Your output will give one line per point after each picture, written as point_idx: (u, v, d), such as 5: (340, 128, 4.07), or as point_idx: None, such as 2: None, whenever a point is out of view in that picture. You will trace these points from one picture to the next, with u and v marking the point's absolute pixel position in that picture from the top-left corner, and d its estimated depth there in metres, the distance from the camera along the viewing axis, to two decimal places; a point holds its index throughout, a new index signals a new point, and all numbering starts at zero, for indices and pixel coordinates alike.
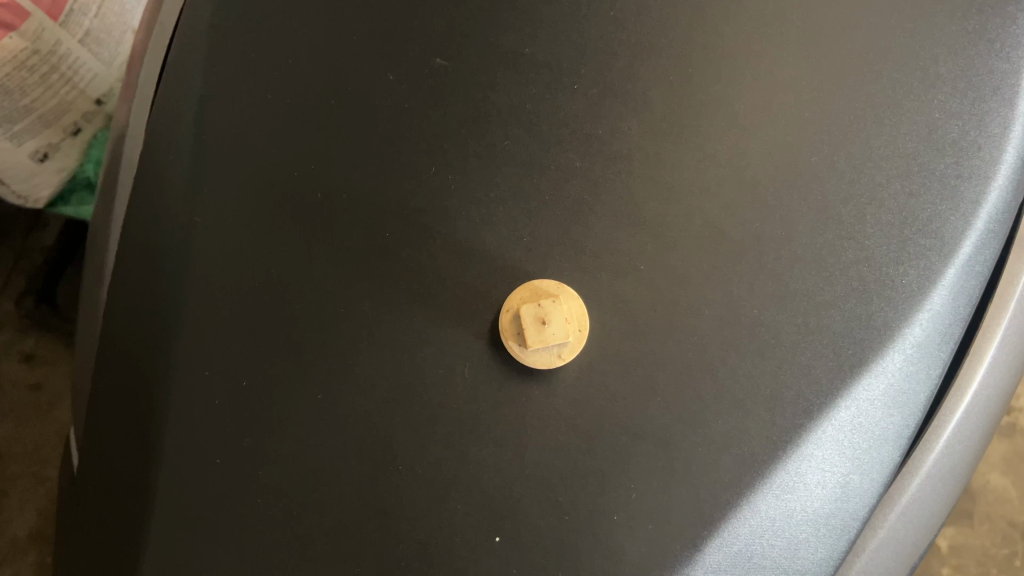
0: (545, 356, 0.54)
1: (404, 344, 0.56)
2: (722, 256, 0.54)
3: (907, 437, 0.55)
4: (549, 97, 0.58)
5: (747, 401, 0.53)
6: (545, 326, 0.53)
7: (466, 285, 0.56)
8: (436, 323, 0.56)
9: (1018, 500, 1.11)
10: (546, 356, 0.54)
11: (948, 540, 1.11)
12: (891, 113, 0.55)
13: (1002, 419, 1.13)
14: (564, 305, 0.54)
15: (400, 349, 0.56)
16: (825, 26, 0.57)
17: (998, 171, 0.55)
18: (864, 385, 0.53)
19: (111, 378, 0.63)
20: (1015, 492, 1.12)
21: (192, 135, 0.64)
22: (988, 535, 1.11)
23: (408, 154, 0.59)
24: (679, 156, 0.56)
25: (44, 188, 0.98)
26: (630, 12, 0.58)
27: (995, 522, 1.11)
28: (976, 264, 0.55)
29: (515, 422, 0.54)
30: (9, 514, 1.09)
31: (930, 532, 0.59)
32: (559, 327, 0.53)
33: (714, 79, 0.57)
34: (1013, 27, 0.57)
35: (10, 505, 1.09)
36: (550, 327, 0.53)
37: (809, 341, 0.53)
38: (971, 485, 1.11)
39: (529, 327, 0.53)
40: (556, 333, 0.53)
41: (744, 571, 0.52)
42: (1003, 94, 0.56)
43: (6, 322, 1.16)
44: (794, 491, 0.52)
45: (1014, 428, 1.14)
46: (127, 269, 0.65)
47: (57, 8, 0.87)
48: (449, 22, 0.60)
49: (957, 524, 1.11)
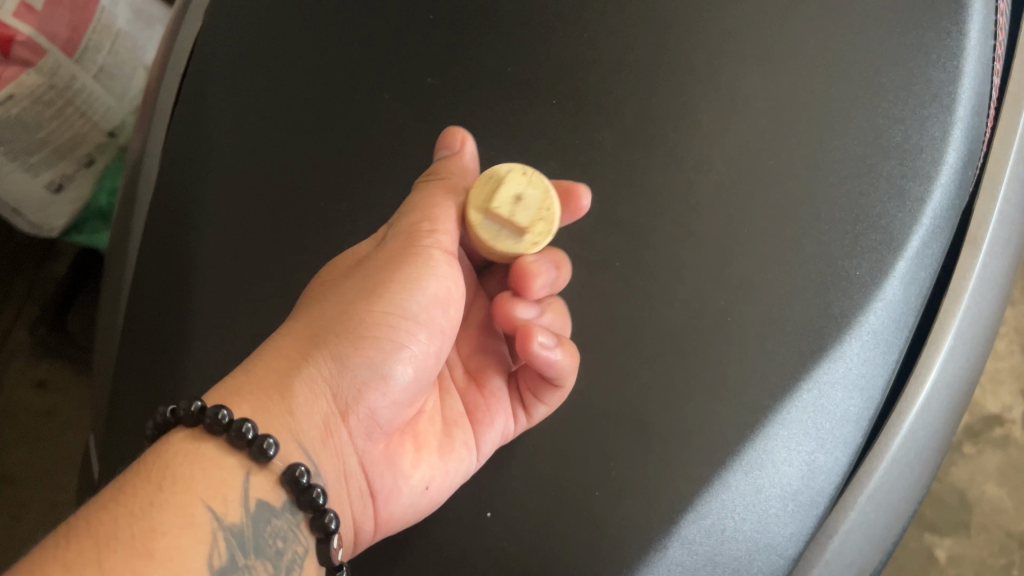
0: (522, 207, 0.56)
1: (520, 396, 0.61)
2: (690, 248, 0.61)
3: (860, 437, 0.59)
4: (529, 112, 0.67)
5: (667, 455, 0.57)
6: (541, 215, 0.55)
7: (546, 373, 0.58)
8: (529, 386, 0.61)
9: (1016, 510, 1.00)
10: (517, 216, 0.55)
11: (946, 551, 0.99)
12: (841, 121, 0.62)
13: (997, 431, 1.05)
14: (506, 237, 0.55)
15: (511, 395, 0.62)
16: (770, 46, 0.65)
17: (939, 171, 0.61)
18: (739, 478, 0.56)
19: (134, 378, 0.67)
20: (1011, 501, 1.01)
21: (210, 155, 0.71)
22: (985, 544, 0.99)
23: (405, 165, 0.67)
24: (650, 163, 0.64)
25: (57, 217, 1.02)
26: (601, 34, 0.68)
27: (992, 531, 1.00)
28: (925, 256, 0.60)
29: (520, 464, 0.58)
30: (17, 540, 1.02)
31: (892, 528, 0.64)
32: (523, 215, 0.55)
33: (677, 91, 0.66)
34: (950, 40, 0.63)
35: (19, 530, 1.03)
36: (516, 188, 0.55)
37: (692, 443, 0.57)
38: (968, 494, 1.02)
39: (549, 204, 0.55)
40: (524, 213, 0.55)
41: (718, 542, 0.56)
42: (942, 101, 0.62)
43: (20, 353, 1.13)
44: (762, 469, 0.57)
45: (1008, 439, 1.05)
46: (144, 282, 0.70)
47: (71, 45, 0.92)
48: (438, 48, 0.70)
49: (955, 537, 1.00)
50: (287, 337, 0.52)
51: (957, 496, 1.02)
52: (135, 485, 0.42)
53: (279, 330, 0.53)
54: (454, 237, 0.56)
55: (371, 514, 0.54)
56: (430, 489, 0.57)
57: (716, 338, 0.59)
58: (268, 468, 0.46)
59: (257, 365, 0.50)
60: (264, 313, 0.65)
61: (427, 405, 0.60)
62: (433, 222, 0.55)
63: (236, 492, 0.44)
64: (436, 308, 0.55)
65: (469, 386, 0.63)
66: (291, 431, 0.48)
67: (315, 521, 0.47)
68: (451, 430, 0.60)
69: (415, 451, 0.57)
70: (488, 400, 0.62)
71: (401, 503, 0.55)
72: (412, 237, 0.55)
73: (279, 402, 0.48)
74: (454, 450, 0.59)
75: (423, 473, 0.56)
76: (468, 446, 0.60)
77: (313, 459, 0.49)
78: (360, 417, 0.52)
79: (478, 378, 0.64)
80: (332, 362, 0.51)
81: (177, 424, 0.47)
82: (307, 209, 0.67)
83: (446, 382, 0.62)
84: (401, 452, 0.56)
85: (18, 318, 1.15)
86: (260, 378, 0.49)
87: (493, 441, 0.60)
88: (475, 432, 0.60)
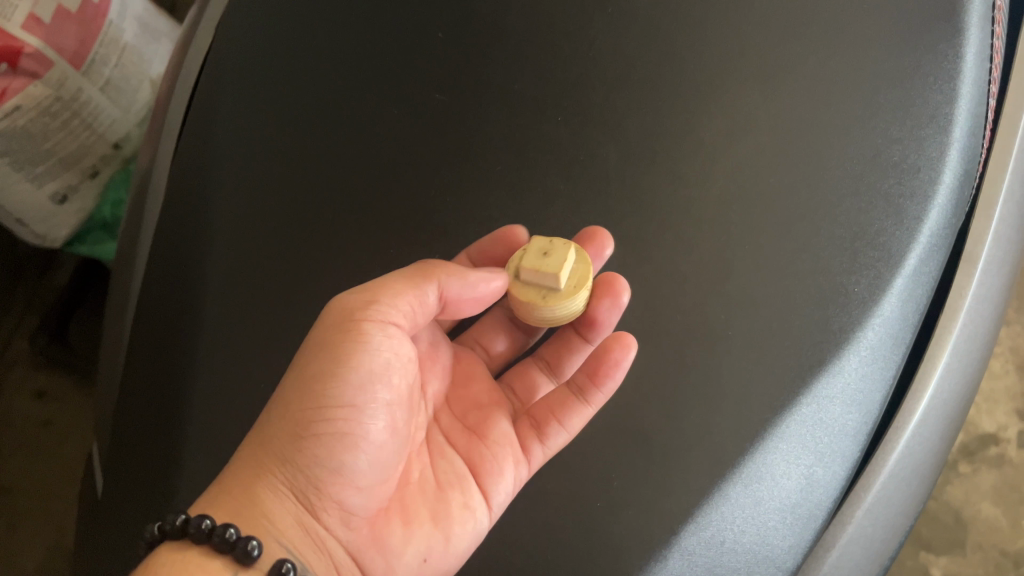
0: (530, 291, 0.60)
1: (536, 428, 0.60)
2: (693, 262, 0.62)
3: (857, 452, 0.60)
4: (536, 128, 0.68)
5: (669, 466, 0.58)
6: (557, 288, 0.59)
7: (577, 392, 0.60)
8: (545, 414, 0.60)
9: (1011, 529, 1.01)
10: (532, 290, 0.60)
11: (942, 570, 1.00)
12: (839, 140, 0.64)
13: (991, 450, 1.06)
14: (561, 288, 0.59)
15: (524, 427, 0.61)
16: (770, 65, 0.67)
17: (936, 190, 0.62)
18: (739, 490, 0.57)
19: (140, 386, 0.68)
20: (1006, 520, 1.02)
21: (219, 168, 0.72)
22: (980, 563, 1.00)
23: (411, 178, 0.68)
24: (653, 178, 0.65)
25: (61, 228, 1.02)
26: (605, 52, 0.69)
27: (987, 550, 1.00)
28: (923, 274, 0.61)
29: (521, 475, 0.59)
30: (13, 550, 1.02)
31: (890, 544, 0.64)
32: (557, 257, 0.58)
33: (680, 108, 0.67)
34: (947, 62, 0.65)
35: (16, 541, 1.03)
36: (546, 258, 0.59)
37: (693, 455, 0.58)
38: (963, 513, 1.02)
39: (542, 266, 0.58)
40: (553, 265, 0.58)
41: (718, 554, 0.56)
42: (939, 121, 0.63)
43: (17, 363, 1.14)
44: (761, 481, 0.57)
45: (1003, 459, 1.05)
46: (151, 289, 0.71)
47: (79, 58, 0.93)
48: (446, 65, 0.71)
49: (950, 556, 1.00)
50: (248, 446, 0.52)
51: (952, 515, 1.02)
52: None
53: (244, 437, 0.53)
54: (402, 313, 0.54)
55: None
56: (428, 561, 0.54)
57: (717, 352, 0.60)
58: (253, 568, 0.47)
59: (227, 481, 0.51)
60: (273, 324, 0.66)
61: (414, 472, 0.57)
62: (378, 309, 0.53)
63: None
64: (376, 388, 0.52)
65: (470, 439, 0.60)
66: (271, 532, 0.49)
67: None
68: (445, 494, 0.57)
69: (405, 526, 0.54)
70: (491, 449, 0.59)
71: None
72: (343, 319, 0.52)
73: (251, 511, 0.49)
74: (454, 516, 0.56)
75: (416, 548, 0.54)
76: (468, 507, 0.56)
77: (297, 558, 0.49)
78: (330, 511, 0.51)
79: (479, 430, 0.61)
80: (285, 467, 0.50)
81: (164, 537, 0.48)
82: (315, 221, 0.68)
83: (439, 447, 0.59)
84: (390, 529, 0.54)
85: (17, 330, 1.15)
86: (231, 492, 0.50)
87: (503, 491, 0.58)
88: (478, 489, 0.57)
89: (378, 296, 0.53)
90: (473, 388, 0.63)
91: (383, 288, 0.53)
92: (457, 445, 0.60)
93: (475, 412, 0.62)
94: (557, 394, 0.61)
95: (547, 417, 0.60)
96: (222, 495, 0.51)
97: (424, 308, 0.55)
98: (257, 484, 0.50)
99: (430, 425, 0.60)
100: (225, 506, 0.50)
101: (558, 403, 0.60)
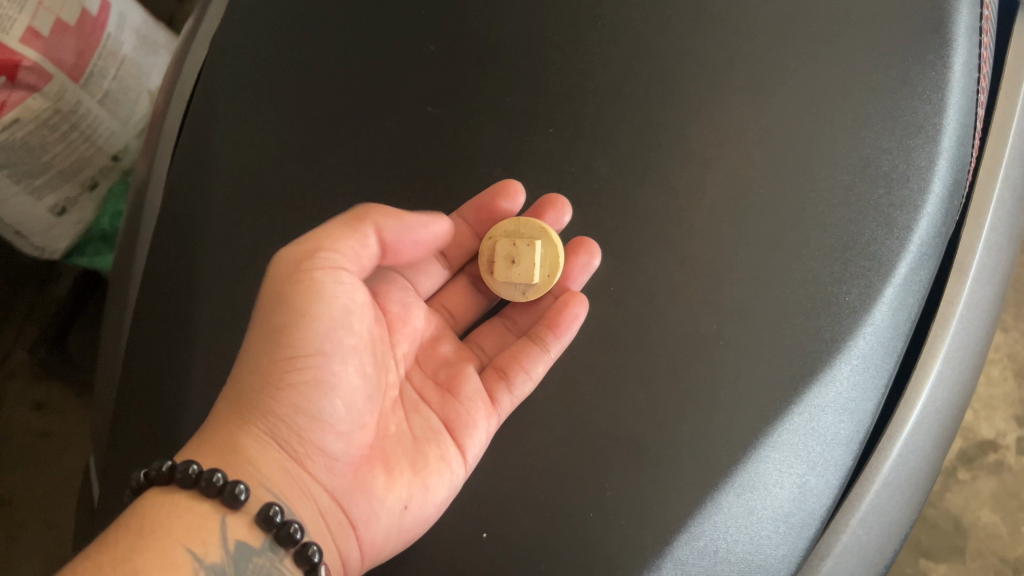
0: (509, 289, 0.66)
1: (506, 378, 0.62)
2: (685, 273, 0.63)
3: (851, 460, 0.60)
4: (528, 140, 0.68)
5: (661, 477, 0.58)
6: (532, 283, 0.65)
7: (542, 340, 0.62)
8: (512, 359, 0.62)
9: (1010, 536, 1.01)
10: (510, 289, 0.66)
11: None
12: (830, 150, 0.64)
13: (990, 457, 1.06)
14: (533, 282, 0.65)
15: (494, 375, 0.63)
16: (761, 77, 0.67)
17: (926, 200, 0.63)
18: (731, 499, 0.57)
19: (136, 398, 0.68)
20: (1005, 527, 1.02)
21: (215, 181, 0.72)
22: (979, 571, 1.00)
23: (405, 191, 0.69)
24: (645, 190, 0.66)
25: (60, 239, 1.02)
26: (597, 65, 0.70)
27: (986, 558, 1.00)
28: (913, 282, 0.62)
29: (515, 485, 0.59)
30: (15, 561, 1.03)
31: (885, 554, 0.65)
32: (524, 267, 0.64)
33: (671, 119, 0.67)
34: (935, 72, 0.65)
35: (17, 551, 1.04)
36: (516, 263, 0.64)
37: (686, 465, 0.58)
38: (962, 520, 1.03)
39: (513, 268, 0.64)
40: (523, 270, 0.64)
41: (711, 564, 0.57)
42: (928, 131, 0.64)
43: (18, 375, 1.13)
44: (753, 490, 0.58)
45: (1002, 465, 1.05)
46: (147, 302, 0.72)
47: (78, 71, 0.93)
48: (439, 78, 0.72)
49: (949, 563, 1.01)
50: (227, 400, 0.55)
51: (951, 522, 1.02)
52: (118, 536, 0.46)
53: (221, 394, 0.55)
54: (347, 259, 0.55)
55: (355, 543, 0.55)
56: (409, 508, 0.56)
57: (709, 362, 0.60)
58: (241, 511, 0.50)
59: (208, 437, 0.54)
60: None
61: (392, 426, 0.59)
62: (317, 252, 0.54)
63: (215, 535, 0.48)
64: (341, 333, 0.54)
65: (444, 397, 0.62)
66: (258, 478, 0.52)
67: (298, 554, 0.50)
68: (422, 447, 0.59)
69: (387, 474, 0.56)
70: (464, 404, 0.61)
71: (382, 526, 0.55)
72: (294, 273, 0.54)
73: (233, 461, 0.52)
74: (430, 466, 0.58)
75: (398, 495, 0.56)
76: (444, 459, 0.58)
77: (285, 501, 0.52)
78: (312, 458, 0.53)
79: (452, 387, 0.62)
80: (264, 417, 0.53)
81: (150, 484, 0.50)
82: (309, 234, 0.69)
83: (414, 403, 0.61)
84: (374, 477, 0.56)
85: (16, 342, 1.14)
86: (212, 444, 0.53)
87: (478, 444, 0.60)
88: (452, 443, 0.59)
89: (317, 246, 0.54)
90: (441, 348, 0.65)
91: (323, 236, 0.54)
92: (431, 402, 0.62)
93: (447, 369, 0.64)
94: (520, 345, 0.63)
95: (511, 369, 0.62)
96: (204, 447, 0.53)
97: (361, 244, 0.56)
98: (239, 433, 0.53)
99: (403, 383, 0.61)
100: (210, 456, 0.52)
101: (523, 349, 0.63)
